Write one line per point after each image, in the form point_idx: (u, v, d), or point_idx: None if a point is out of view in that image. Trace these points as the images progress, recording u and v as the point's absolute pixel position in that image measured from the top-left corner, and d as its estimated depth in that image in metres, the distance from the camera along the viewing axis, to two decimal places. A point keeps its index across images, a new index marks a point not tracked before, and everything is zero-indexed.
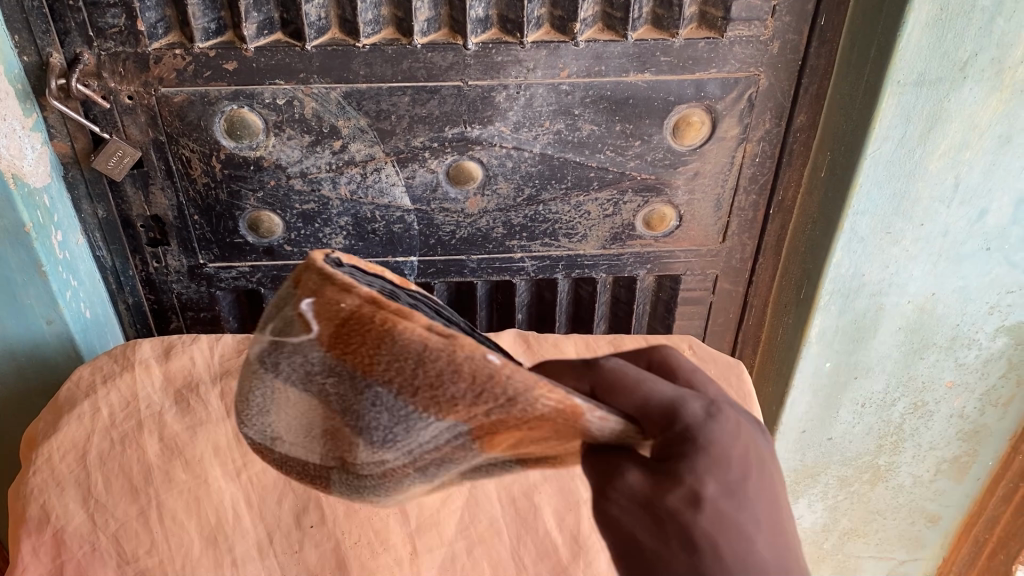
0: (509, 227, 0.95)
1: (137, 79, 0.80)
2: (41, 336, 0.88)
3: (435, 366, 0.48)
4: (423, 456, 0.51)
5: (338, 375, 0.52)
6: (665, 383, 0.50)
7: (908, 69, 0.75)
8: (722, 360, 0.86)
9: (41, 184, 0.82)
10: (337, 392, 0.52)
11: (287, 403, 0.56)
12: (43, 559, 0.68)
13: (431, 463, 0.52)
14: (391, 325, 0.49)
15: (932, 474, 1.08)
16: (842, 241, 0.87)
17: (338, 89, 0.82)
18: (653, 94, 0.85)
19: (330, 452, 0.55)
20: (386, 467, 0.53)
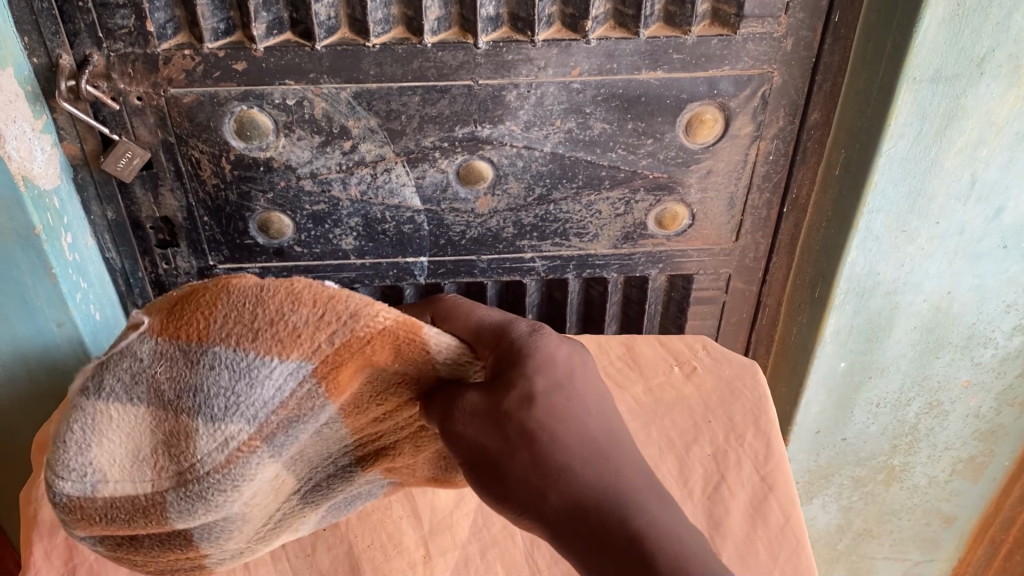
0: (520, 227, 0.94)
1: (146, 80, 0.80)
2: (52, 339, 0.87)
3: (274, 303, 0.57)
4: (269, 415, 0.58)
5: (171, 356, 0.58)
6: (495, 312, 0.67)
7: (924, 66, 0.75)
8: (737, 360, 0.84)
9: (51, 186, 0.82)
10: (169, 376, 0.58)
11: (109, 426, 0.58)
12: (56, 563, 0.69)
13: (273, 425, 0.59)
14: (225, 286, 0.59)
15: (947, 474, 1.07)
16: (856, 239, 0.86)
17: (349, 89, 0.82)
18: (666, 91, 0.84)
19: (165, 464, 0.58)
20: (232, 443, 0.58)
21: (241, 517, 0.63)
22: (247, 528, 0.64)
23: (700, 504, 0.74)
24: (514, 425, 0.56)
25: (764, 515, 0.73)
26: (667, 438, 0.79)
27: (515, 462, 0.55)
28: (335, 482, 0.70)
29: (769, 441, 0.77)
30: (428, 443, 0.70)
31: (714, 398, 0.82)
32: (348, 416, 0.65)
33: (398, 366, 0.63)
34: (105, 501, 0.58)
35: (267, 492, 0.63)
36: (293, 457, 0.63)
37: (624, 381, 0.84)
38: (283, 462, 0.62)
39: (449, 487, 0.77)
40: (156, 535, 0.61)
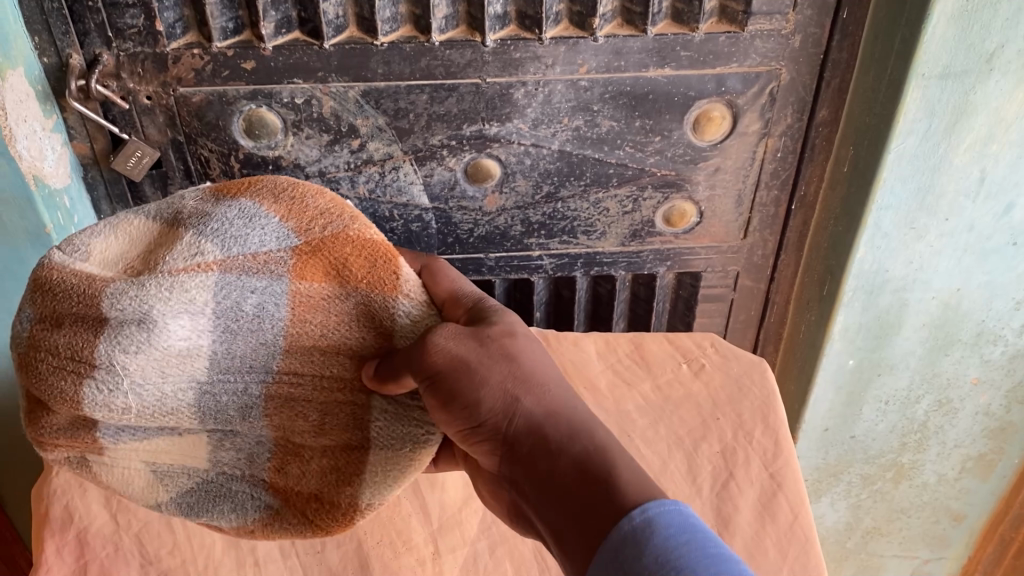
0: (528, 225, 0.94)
1: (156, 79, 0.80)
2: None
3: (305, 187, 0.62)
4: (239, 256, 0.57)
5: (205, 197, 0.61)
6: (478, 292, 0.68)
7: (933, 62, 0.74)
8: (745, 357, 0.85)
9: (61, 185, 0.82)
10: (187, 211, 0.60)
11: (116, 233, 0.60)
12: (66, 559, 0.68)
13: (236, 266, 0.57)
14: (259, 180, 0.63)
15: (957, 472, 1.07)
16: (865, 237, 0.85)
17: (357, 87, 0.82)
18: (674, 89, 0.84)
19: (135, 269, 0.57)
20: (196, 258, 0.56)
21: (137, 375, 0.54)
22: (132, 410, 0.55)
23: (708, 500, 0.74)
24: (496, 353, 0.55)
25: (772, 512, 0.72)
26: (675, 435, 0.79)
27: (493, 384, 0.53)
28: (227, 439, 0.61)
29: (778, 437, 0.78)
30: (334, 429, 0.62)
31: (722, 395, 0.82)
32: (285, 343, 0.59)
33: (362, 295, 0.60)
34: (52, 285, 0.56)
35: (174, 373, 0.56)
36: (217, 345, 0.57)
37: (632, 379, 0.84)
38: (207, 342, 0.56)
39: (312, 531, 0.64)
40: (53, 369, 0.54)
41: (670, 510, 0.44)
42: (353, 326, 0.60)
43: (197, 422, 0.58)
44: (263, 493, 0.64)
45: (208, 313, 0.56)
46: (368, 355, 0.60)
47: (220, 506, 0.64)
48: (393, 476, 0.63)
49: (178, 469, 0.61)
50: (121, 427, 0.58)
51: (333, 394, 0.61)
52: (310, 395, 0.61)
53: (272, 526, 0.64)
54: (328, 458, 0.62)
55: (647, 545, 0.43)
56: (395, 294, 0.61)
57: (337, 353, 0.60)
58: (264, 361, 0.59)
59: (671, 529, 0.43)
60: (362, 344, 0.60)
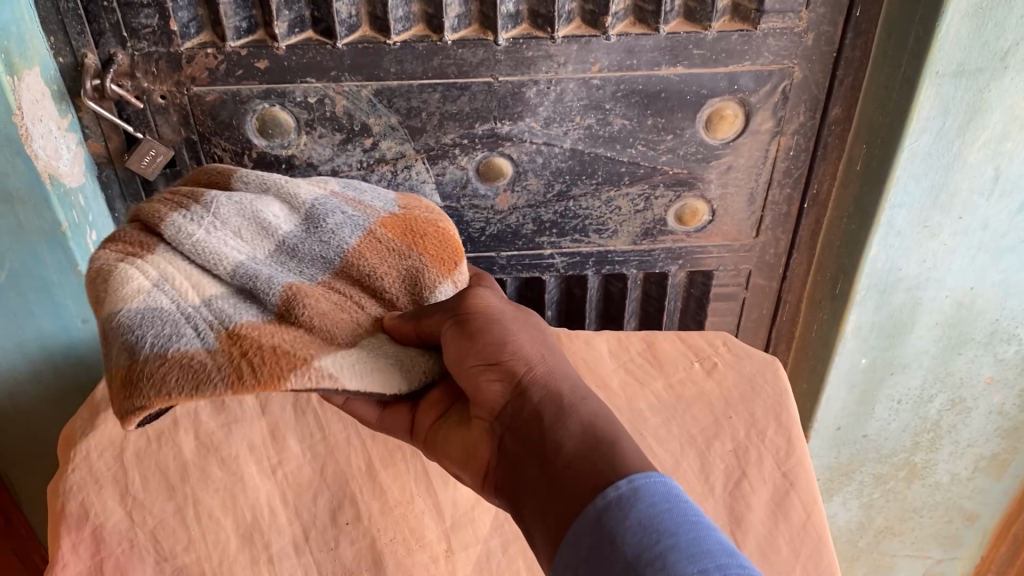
0: (540, 223, 0.94)
1: (170, 79, 0.80)
2: (77, 334, 0.89)
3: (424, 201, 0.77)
4: (344, 194, 0.73)
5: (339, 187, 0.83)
6: None
7: (946, 60, 0.74)
8: (757, 355, 0.85)
9: (76, 184, 0.83)
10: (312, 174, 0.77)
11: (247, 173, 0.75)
12: (83, 556, 0.69)
13: (341, 197, 0.73)
14: None
15: (970, 472, 1.07)
16: (878, 236, 0.85)
17: (369, 86, 0.82)
18: (686, 87, 0.84)
19: None
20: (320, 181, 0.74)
21: (232, 219, 0.68)
22: (195, 255, 0.65)
23: (722, 499, 0.74)
24: (528, 327, 0.61)
25: (786, 511, 0.72)
26: (688, 433, 0.79)
27: (523, 343, 0.59)
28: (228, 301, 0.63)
29: (790, 437, 0.77)
30: (326, 330, 0.64)
31: (735, 394, 0.82)
32: (340, 262, 0.68)
33: (418, 259, 0.70)
34: (204, 186, 0.74)
35: (251, 241, 0.68)
36: (291, 236, 0.69)
37: (645, 377, 0.84)
38: (288, 235, 0.69)
39: (228, 361, 0.59)
40: (169, 205, 0.68)
41: (655, 482, 0.47)
42: (399, 271, 0.69)
43: (229, 276, 0.65)
44: (208, 339, 0.61)
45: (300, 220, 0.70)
46: (391, 300, 0.68)
47: (165, 355, 0.59)
48: (368, 380, 0.63)
49: (171, 312, 0.61)
50: (167, 265, 0.64)
51: (342, 313, 0.66)
52: (333, 302, 0.66)
53: (184, 386, 0.58)
54: (295, 345, 0.62)
55: (632, 509, 0.45)
56: (446, 276, 0.70)
57: (373, 285, 0.68)
58: (314, 269, 0.68)
59: (656, 497, 0.46)
60: (398, 287, 0.69)
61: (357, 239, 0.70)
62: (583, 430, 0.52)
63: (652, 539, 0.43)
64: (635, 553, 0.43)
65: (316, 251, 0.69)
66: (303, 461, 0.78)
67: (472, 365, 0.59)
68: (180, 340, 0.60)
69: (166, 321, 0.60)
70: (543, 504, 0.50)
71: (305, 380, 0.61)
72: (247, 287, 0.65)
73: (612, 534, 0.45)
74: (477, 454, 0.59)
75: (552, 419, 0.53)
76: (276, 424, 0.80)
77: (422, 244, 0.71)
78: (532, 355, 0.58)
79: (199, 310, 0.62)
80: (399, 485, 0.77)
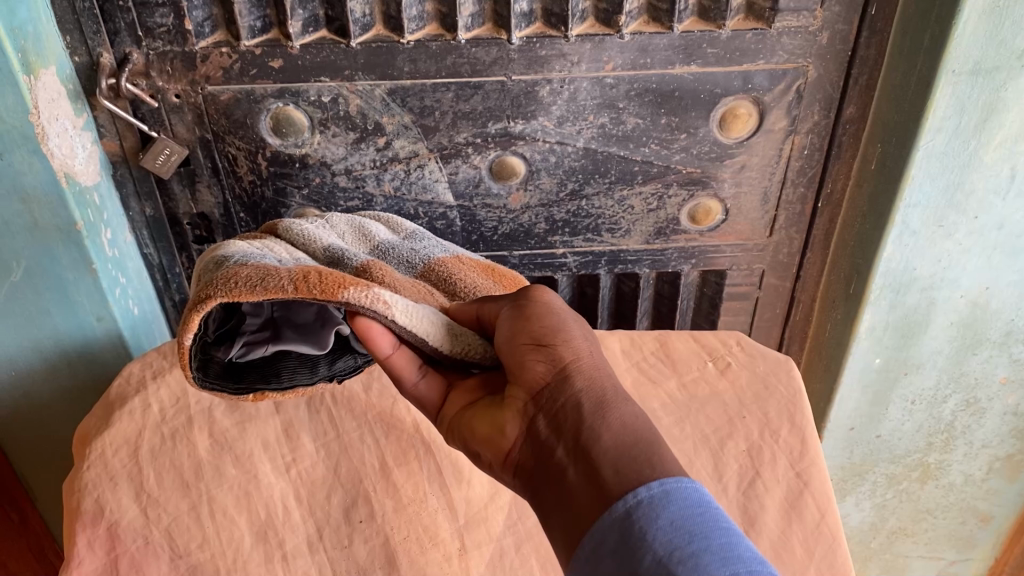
0: (552, 222, 0.94)
1: (185, 78, 0.81)
2: (92, 333, 0.89)
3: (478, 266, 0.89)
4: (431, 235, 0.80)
5: None
6: None
7: (963, 58, 0.74)
8: (771, 356, 0.85)
9: (91, 183, 0.83)
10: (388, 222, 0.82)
11: None
12: (99, 552, 0.69)
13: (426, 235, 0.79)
14: None
15: (984, 473, 1.06)
16: (893, 235, 0.85)
17: (383, 85, 0.83)
18: (700, 86, 0.84)
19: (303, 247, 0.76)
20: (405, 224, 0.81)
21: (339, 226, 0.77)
22: (304, 230, 0.72)
23: (735, 499, 0.73)
24: (581, 325, 0.60)
25: (799, 511, 0.72)
26: (701, 432, 0.78)
27: (577, 340, 0.58)
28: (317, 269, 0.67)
29: (805, 437, 0.77)
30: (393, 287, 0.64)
31: (748, 394, 0.81)
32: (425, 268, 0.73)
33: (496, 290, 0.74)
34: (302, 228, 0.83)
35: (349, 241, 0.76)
36: (387, 244, 0.76)
37: (658, 377, 0.84)
38: (384, 242, 0.76)
39: (292, 275, 0.59)
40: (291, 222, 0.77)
41: (687, 486, 0.47)
42: (473, 278, 0.73)
43: (324, 251, 0.70)
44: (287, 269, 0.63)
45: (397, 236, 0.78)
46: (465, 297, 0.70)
47: (249, 267, 0.61)
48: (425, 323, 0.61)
49: (266, 254, 0.65)
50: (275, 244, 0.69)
51: (419, 290, 0.67)
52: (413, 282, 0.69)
53: (250, 280, 0.58)
54: (354, 278, 0.60)
55: (664, 508, 0.45)
56: None
57: (449, 285, 0.72)
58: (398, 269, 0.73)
59: (690, 500, 0.46)
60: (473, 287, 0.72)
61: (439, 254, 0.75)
62: (624, 428, 0.51)
63: (684, 540, 0.43)
64: (665, 550, 0.43)
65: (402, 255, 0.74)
66: (317, 459, 0.78)
67: (522, 344, 0.58)
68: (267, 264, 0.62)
69: (260, 255, 0.64)
70: (570, 492, 0.50)
71: (360, 298, 0.58)
72: (336, 256, 0.69)
73: (642, 533, 0.44)
74: (506, 432, 0.57)
75: (592, 413, 0.53)
76: (290, 422, 0.80)
77: (499, 277, 0.75)
78: (582, 350, 0.58)
79: (287, 259, 0.66)
80: (412, 483, 0.77)
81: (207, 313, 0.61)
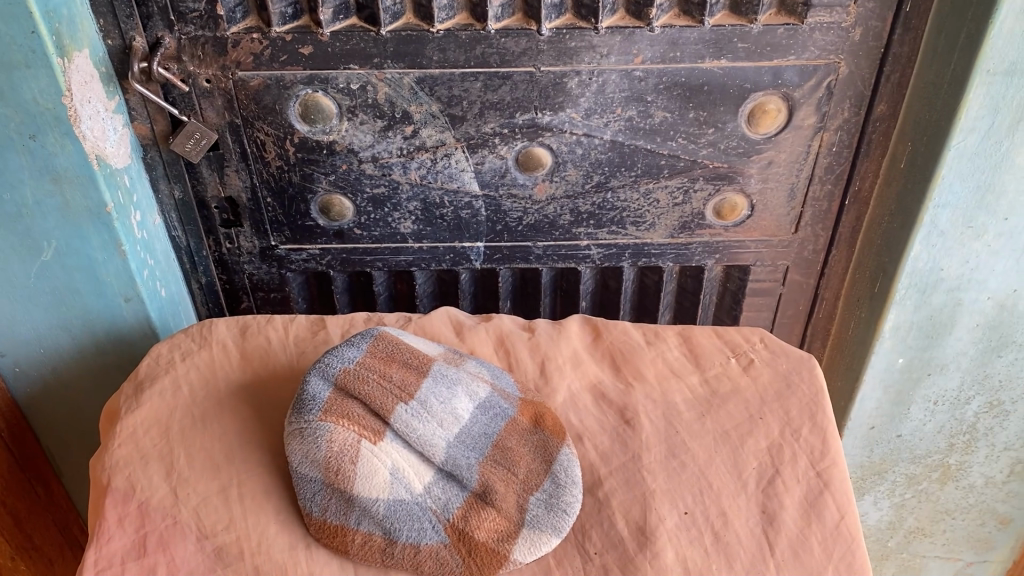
0: (577, 214, 0.94)
1: (216, 62, 0.81)
2: (119, 312, 0.90)
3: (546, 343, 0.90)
4: (462, 398, 0.71)
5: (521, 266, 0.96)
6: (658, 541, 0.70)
7: (999, 57, 0.74)
8: (794, 353, 0.83)
9: (121, 165, 0.84)
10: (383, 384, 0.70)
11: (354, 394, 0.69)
12: (128, 530, 0.68)
13: (482, 398, 0.73)
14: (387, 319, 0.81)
15: (1005, 475, 1.05)
16: (921, 234, 0.84)
17: (412, 74, 0.83)
18: (729, 81, 0.84)
19: (331, 476, 0.66)
20: (429, 408, 0.69)
21: (451, 372, 0.73)
22: (399, 413, 0.68)
23: (754, 496, 0.72)
24: None
25: (819, 511, 0.71)
26: (722, 429, 0.77)
27: None
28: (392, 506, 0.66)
29: (826, 436, 0.76)
30: (471, 516, 0.67)
31: (770, 392, 0.80)
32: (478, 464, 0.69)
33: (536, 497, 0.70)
34: (383, 355, 0.72)
35: (456, 434, 0.69)
36: (449, 441, 0.68)
37: (681, 370, 0.83)
38: (441, 425, 0.69)
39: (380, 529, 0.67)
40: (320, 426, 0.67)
41: None
42: (578, 484, 0.71)
43: (385, 490, 0.66)
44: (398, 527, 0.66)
45: (445, 421, 0.69)
46: (530, 504, 0.70)
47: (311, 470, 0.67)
48: (543, 518, 0.69)
49: (336, 508, 0.67)
50: (318, 502, 0.67)
51: (495, 524, 0.68)
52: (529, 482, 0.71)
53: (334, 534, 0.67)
54: (482, 519, 0.67)
55: None
56: (561, 486, 0.71)
57: (513, 486, 0.70)
58: (462, 471, 0.68)
59: None
60: (545, 493, 0.70)
61: (539, 475, 0.71)
62: None
63: None
64: None
65: (497, 466, 0.70)
66: None
67: None
68: (362, 479, 0.66)
69: (314, 493, 0.67)
70: None
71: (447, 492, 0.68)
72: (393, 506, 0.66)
73: None
74: None
75: None
76: None
77: (543, 433, 0.74)
78: None
79: (392, 476, 0.66)
80: None
81: (313, 508, 0.68)
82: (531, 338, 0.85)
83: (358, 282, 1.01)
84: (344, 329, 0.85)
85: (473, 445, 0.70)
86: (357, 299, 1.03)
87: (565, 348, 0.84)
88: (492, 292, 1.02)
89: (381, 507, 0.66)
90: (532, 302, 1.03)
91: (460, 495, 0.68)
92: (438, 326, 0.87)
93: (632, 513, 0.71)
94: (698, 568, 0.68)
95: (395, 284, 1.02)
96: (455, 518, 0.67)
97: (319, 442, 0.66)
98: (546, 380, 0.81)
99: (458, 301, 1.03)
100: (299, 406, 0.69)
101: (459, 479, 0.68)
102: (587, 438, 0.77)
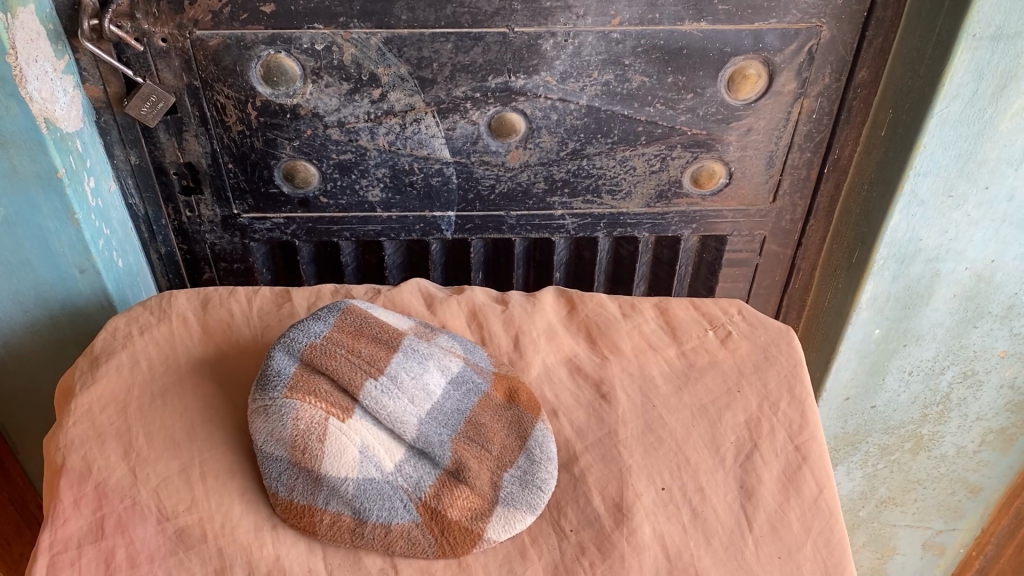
0: (551, 182, 0.91)
1: (172, 21, 0.77)
2: (74, 284, 0.86)
3: None
4: (435, 374, 0.69)
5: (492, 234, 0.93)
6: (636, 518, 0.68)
7: (985, 22, 0.72)
8: (772, 326, 0.82)
9: (73, 129, 0.80)
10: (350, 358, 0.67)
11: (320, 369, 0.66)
12: (85, 512, 0.65)
13: (454, 372, 0.70)
14: None
15: (977, 445, 1.06)
16: (901, 203, 0.83)
17: (379, 34, 0.79)
18: (709, 44, 0.81)
19: (297, 456, 0.64)
20: (402, 385, 0.66)
21: (422, 347, 0.70)
22: (369, 390, 0.65)
23: (732, 471, 0.71)
24: None
25: (798, 486, 0.70)
26: (699, 403, 0.75)
27: None
28: (362, 486, 0.64)
29: (804, 409, 0.74)
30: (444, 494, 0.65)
31: (748, 364, 0.78)
32: (452, 441, 0.67)
33: (509, 475, 0.68)
34: (351, 330, 0.69)
35: (428, 411, 0.67)
36: (421, 419, 0.66)
37: (658, 343, 0.81)
38: (413, 403, 0.66)
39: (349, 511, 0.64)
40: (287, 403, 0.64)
41: None
42: (554, 461, 0.69)
43: (354, 469, 0.64)
44: (369, 509, 0.64)
45: (417, 399, 0.67)
46: (505, 480, 0.68)
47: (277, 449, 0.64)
48: (519, 495, 0.67)
49: (303, 488, 0.64)
50: (284, 482, 0.65)
51: (468, 502, 0.66)
52: (504, 459, 0.69)
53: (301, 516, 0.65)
54: (456, 497, 0.65)
55: None
56: (535, 463, 0.69)
57: (487, 462, 0.68)
58: (435, 448, 0.66)
59: None
60: (519, 470, 0.68)
61: (514, 452, 0.69)
62: None
63: None
64: None
65: (469, 444, 0.68)
66: None
67: None
68: (330, 458, 0.64)
69: (280, 473, 0.65)
70: None
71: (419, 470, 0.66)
72: (364, 486, 0.64)
73: None
74: None
75: None
76: None
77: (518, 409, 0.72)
78: None
79: (362, 455, 0.64)
80: None
81: (278, 488, 0.65)
82: (504, 311, 0.83)
83: (325, 252, 0.98)
84: (311, 302, 0.82)
85: (445, 422, 0.67)
86: (324, 270, 1.00)
87: (539, 321, 0.82)
88: (464, 263, 0.99)
89: (350, 486, 0.64)
90: (504, 273, 1.01)
91: (432, 473, 0.66)
92: (408, 298, 0.84)
93: (608, 490, 0.69)
94: (675, 545, 0.66)
95: (363, 255, 0.99)
96: (427, 497, 0.65)
97: (285, 419, 0.64)
98: (519, 353, 0.79)
99: (428, 272, 1.00)
100: (263, 383, 0.66)
101: (431, 456, 0.66)
102: (562, 414, 0.75)
